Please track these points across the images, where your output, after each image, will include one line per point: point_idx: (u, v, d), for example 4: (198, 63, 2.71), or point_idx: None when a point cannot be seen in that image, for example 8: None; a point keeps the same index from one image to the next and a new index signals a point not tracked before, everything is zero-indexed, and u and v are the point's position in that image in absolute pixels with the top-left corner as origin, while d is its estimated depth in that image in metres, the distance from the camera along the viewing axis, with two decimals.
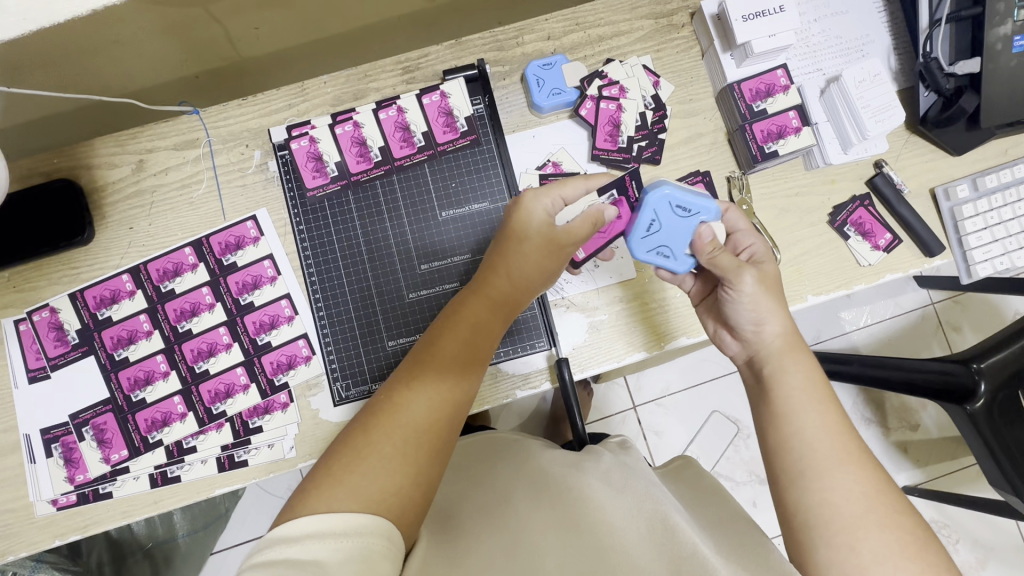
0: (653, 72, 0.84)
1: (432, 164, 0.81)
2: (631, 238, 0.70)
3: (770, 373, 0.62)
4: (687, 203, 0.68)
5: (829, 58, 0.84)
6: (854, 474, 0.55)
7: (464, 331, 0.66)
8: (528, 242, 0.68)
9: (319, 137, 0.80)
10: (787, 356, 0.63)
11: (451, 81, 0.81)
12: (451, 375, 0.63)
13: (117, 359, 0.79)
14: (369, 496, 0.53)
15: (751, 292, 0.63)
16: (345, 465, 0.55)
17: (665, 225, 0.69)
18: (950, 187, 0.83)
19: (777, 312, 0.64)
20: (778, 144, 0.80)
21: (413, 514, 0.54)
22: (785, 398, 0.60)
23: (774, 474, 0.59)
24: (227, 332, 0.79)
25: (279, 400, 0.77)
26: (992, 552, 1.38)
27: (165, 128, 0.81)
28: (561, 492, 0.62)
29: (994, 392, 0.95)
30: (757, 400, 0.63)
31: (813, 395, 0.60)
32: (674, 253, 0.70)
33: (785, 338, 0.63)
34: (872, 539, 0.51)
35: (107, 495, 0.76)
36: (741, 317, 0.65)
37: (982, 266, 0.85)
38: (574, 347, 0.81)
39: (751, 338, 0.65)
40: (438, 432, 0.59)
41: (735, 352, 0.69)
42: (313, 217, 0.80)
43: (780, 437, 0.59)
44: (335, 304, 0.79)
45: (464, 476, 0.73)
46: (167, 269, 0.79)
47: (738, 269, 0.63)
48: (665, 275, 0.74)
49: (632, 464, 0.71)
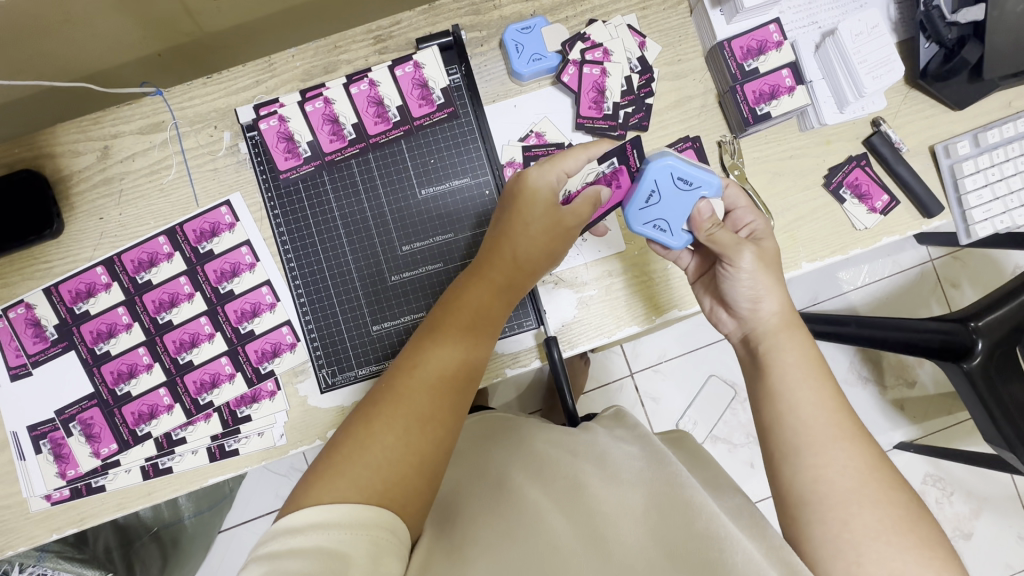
0: (639, 32, 0.79)
1: (409, 139, 0.77)
2: (630, 209, 0.69)
3: (765, 352, 0.63)
4: (690, 176, 0.67)
5: (825, 9, 0.79)
6: (847, 451, 0.56)
7: (467, 318, 0.67)
8: (526, 221, 0.67)
9: (289, 115, 0.76)
10: (781, 335, 0.63)
11: (424, 51, 0.76)
12: (454, 367, 0.64)
13: (99, 354, 0.77)
14: (368, 483, 0.55)
15: (748, 268, 0.63)
16: (349, 455, 0.58)
17: (664, 198, 0.68)
18: (950, 144, 0.80)
19: (772, 291, 0.63)
20: (770, 105, 0.76)
21: (412, 490, 0.57)
22: (780, 376, 0.61)
23: (769, 453, 0.60)
24: (209, 322, 0.77)
25: (266, 388, 0.77)
26: (987, 502, 1.40)
27: (129, 111, 0.78)
28: (558, 468, 0.64)
29: (993, 349, 0.94)
30: (753, 377, 0.64)
31: (804, 371, 0.61)
32: (671, 227, 0.69)
33: (780, 316, 0.64)
34: (864, 514, 0.53)
35: (101, 488, 0.76)
36: (737, 294, 0.65)
37: (981, 225, 0.81)
38: (564, 323, 0.79)
39: (747, 316, 0.65)
40: (437, 417, 0.61)
41: (729, 330, 0.69)
42: (288, 201, 0.76)
43: (775, 412, 0.60)
44: (316, 290, 0.76)
45: (473, 452, 0.74)
46: (142, 259, 0.77)
47: (737, 245, 0.63)
48: (659, 249, 0.72)
49: (640, 436, 0.71)
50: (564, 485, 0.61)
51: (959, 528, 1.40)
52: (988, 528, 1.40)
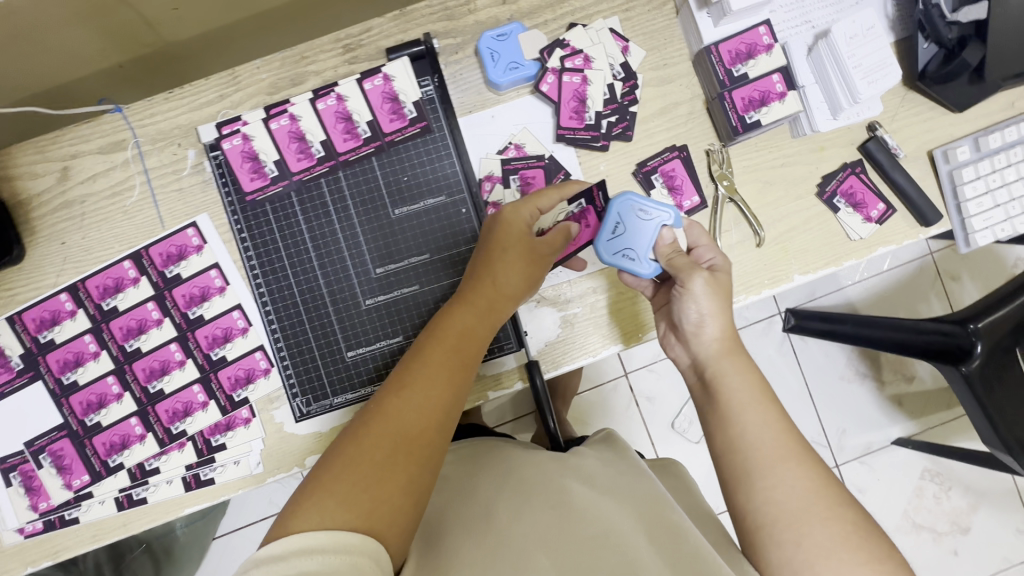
0: (622, 36, 0.75)
1: (381, 156, 0.73)
2: (598, 240, 0.68)
3: (712, 377, 0.61)
4: (651, 207, 0.67)
5: (818, 8, 0.75)
6: (794, 472, 0.54)
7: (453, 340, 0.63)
8: (509, 251, 0.66)
9: (254, 133, 0.72)
10: (724, 360, 0.61)
11: (395, 62, 0.72)
12: (445, 384, 0.60)
13: (66, 384, 0.75)
14: (355, 509, 0.50)
15: (697, 292, 0.62)
16: (334, 480, 0.52)
17: (629, 228, 0.67)
18: (949, 149, 0.76)
19: (718, 315, 0.62)
20: (760, 112, 0.73)
21: (402, 520, 0.52)
22: (728, 398, 0.59)
23: (724, 478, 0.58)
24: (179, 349, 0.75)
25: (240, 416, 0.74)
26: (984, 497, 1.39)
27: (88, 130, 0.74)
28: (546, 493, 0.60)
29: (991, 351, 0.91)
30: (704, 405, 0.62)
31: (752, 395, 0.59)
32: (638, 255, 0.67)
33: (722, 341, 0.62)
34: (816, 533, 0.51)
35: (74, 521, 0.74)
36: (684, 317, 0.63)
37: (981, 234, 0.77)
38: (547, 343, 0.76)
39: (692, 340, 0.63)
40: (426, 439, 0.57)
41: (678, 356, 0.67)
42: (255, 224, 0.73)
43: (726, 439, 0.58)
44: (288, 316, 0.73)
45: (452, 481, 0.70)
46: (107, 285, 0.74)
47: (689, 269, 0.63)
48: (629, 280, 0.70)
49: (632, 467, 0.68)
50: (551, 511, 0.57)
51: (956, 523, 1.38)
52: (985, 522, 1.39)
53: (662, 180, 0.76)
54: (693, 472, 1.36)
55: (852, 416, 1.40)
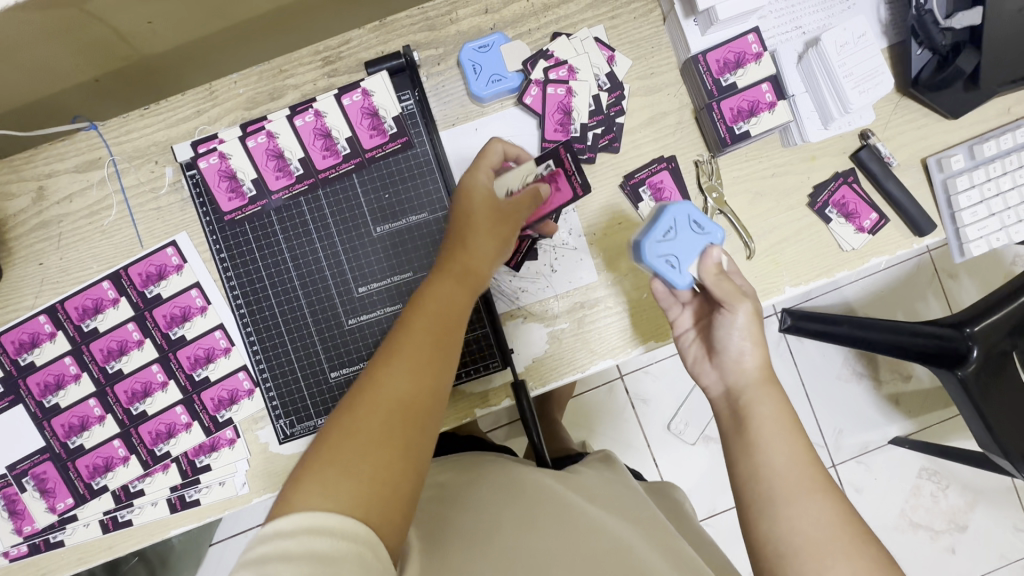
0: (607, 46, 0.74)
1: (361, 173, 0.72)
2: (647, 239, 0.65)
3: (746, 404, 0.59)
4: (703, 223, 0.65)
5: (809, 13, 0.73)
6: (819, 503, 0.51)
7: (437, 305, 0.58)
8: (475, 220, 0.63)
9: (230, 151, 0.71)
10: (762, 389, 0.59)
11: (374, 76, 0.71)
12: (433, 341, 0.56)
13: (48, 407, 0.74)
14: (354, 486, 0.46)
15: (743, 320, 0.61)
16: (325, 460, 0.47)
17: (680, 238, 0.64)
18: (943, 157, 0.74)
19: (760, 346, 0.61)
20: (749, 123, 0.71)
21: (406, 487, 0.48)
22: (757, 426, 0.57)
23: (743, 504, 0.55)
24: (161, 370, 0.74)
25: (224, 437, 0.73)
26: (982, 495, 1.38)
27: (63, 148, 0.73)
28: (562, 511, 0.57)
29: (987, 355, 0.90)
30: (728, 429, 0.60)
31: (780, 423, 0.56)
32: (680, 265, 0.64)
33: (763, 371, 0.61)
34: (838, 568, 0.47)
35: (60, 544, 0.74)
36: (728, 342, 0.62)
37: (975, 244, 0.76)
38: (535, 359, 0.75)
39: (730, 367, 0.62)
40: (420, 403, 0.52)
41: (710, 383, 0.65)
42: (234, 244, 0.72)
43: (752, 465, 0.55)
44: (270, 336, 0.72)
45: (446, 487, 0.65)
46: (86, 306, 0.73)
47: (740, 294, 0.61)
48: (660, 289, 0.68)
49: (633, 490, 0.68)
50: (561, 525, 0.54)
51: (954, 521, 1.38)
52: (983, 520, 1.38)
53: (649, 193, 0.74)
54: (689, 474, 1.35)
55: (848, 416, 1.40)
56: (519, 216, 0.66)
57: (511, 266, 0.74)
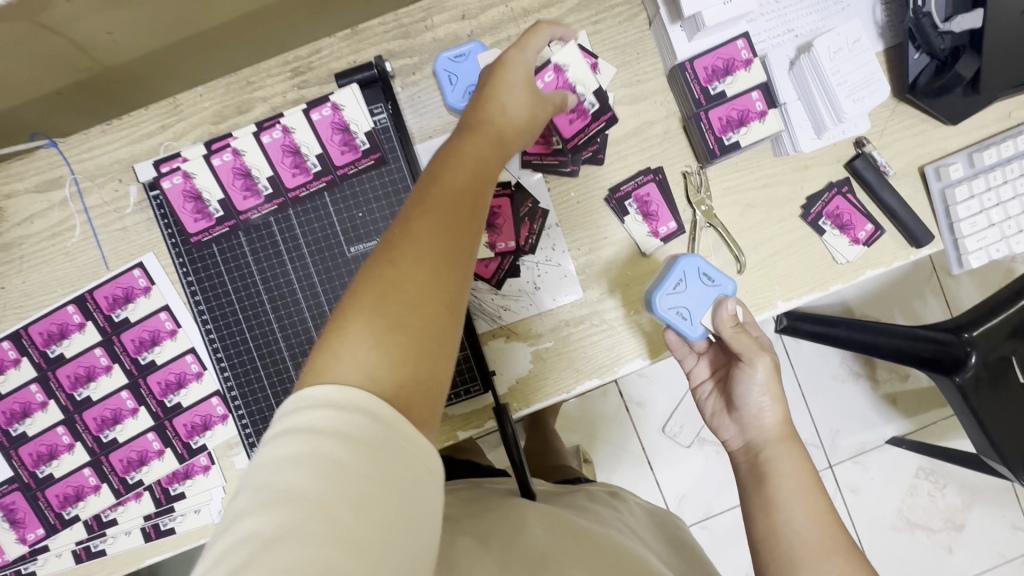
0: (591, 53, 0.70)
1: (333, 191, 0.69)
2: (657, 292, 0.64)
3: (765, 459, 0.60)
4: (713, 275, 0.65)
5: (801, 15, 0.70)
6: (838, 565, 0.53)
7: (471, 163, 0.51)
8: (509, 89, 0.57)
9: (194, 171, 0.68)
10: (781, 445, 0.61)
11: (343, 90, 0.67)
12: (469, 200, 0.48)
13: (15, 435, 0.71)
14: (394, 349, 0.39)
15: (763, 375, 0.61)
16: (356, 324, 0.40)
17: (691, 290, 0.64)
18: (942, 166, 0.71)
19: (778, 402, 0.62)
20: (739, 133, 0.68)
21: (443, 357, 0.41)
22: (777, 485, 0.58)
23: (761, 559, 0.56)
24: (131, 397, 0.71)
25: (199, 463, 0.71)
26: (979, 494, 1.37)
27: (22, 166, 0.70)
28: (589, 544, 0.54)
29: (986, 359, 0.88)
30: (746, 484, 0.61)
31: (801, 482, 0.58)
32: (692, 317, 0.64)
33: (782, 427, 0.62)
34: None
35: (31, 575, 0.71)
36: (748, 399, 0.62)
37: (975, 255, 0.73)
38: (519, 378, 0.72)
39: (751, 423, 0.63)
40: (459, 264, 0.44)
41: (730, 438, 0.66)
42: (202, 267, 0.69)
43: (770, 522, 0.57)
44: (242, 362, 0.69)
45: (450, 519, 0.58)
46: (51, 331, 0.70)
47: (759, 349, 0.61)
48: (673, 340, 0.68)
49: (642, 538, 0.63)
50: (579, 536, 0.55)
51: (951, 520, 1.37)
52: (981, 519, 1.37)
53: (636, 206, 0.71)
54: (685, 479, 1.32)
55: (845, 416, 1.38)
56: (554, 103, 0.61)
57: (491, 283, 0.72)
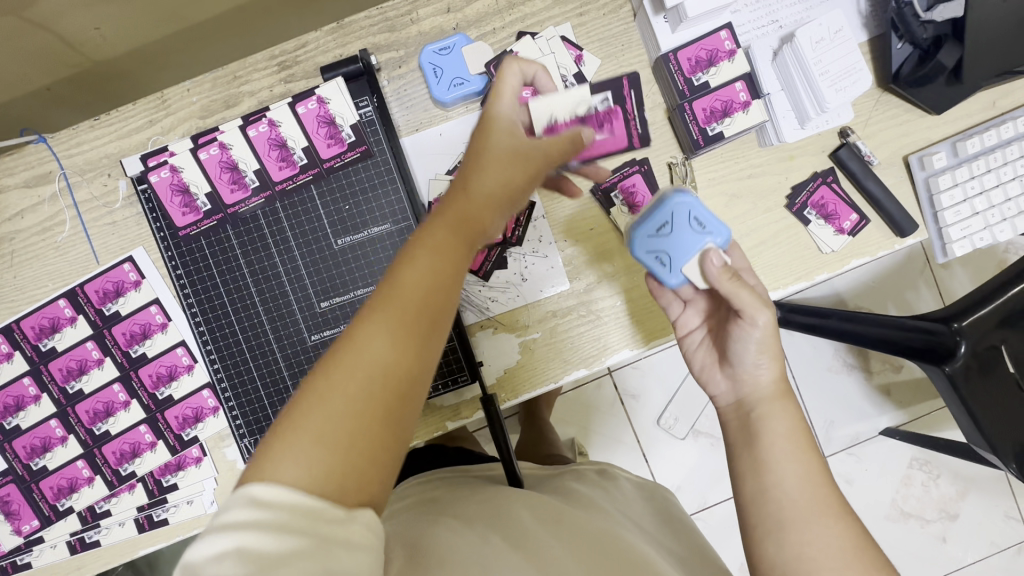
0: (575, 45, 0.71)
1: (320, 184, 0.69)
2: (638, 233, 0.64)
3: (757, 418, 0.57)
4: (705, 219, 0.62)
5: (785, 6, 0.70)
6: (830, 528, 0.50)
7: (432, 255, 0.48)
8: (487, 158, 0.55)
9: (181, 165, 0.68)
10: (775, 404, 0.57)
11: (329, 84, 0.68)
12: (426, 300, 0.46)
13: (9, 428, 0.72)
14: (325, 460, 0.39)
15: (763, 330, 0.57)
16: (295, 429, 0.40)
17: (676, 233, 0.62)
18: (925, 155, 0.71)
19: (775, 357, 0.58)
20: (723, 124, 0.69)
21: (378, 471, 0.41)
22: (768, 445, 0.55)
23: (750, 526, 0.54)
24: (123, 389, 0.72)
25: (191, 454, 0.72)
26: (972, 483, 1.37)
27: (12, 162, 0.70)
28: (575, 527, 0.53)
29: (975, 349, 0.88)
30: (737, 444, 0.58)
31: (793, 444, 0.55)
32: (671, 263, 0.63)
33: (777, 384, 0.58)
34: None
35: (27, 566, 0.72)
36: (743, 355, 0.58)
37: (959, 244, 0.74)
38: (507, 368, 0.72)
39: (744, 380, 0.59)
40: (406, 373, 0.43)
41: (719, 393, 0.63)
42: (190, 260, 0.70)
43: (759, 485, 0.54)
44: (231, 355, 0.70)
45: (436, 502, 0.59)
46: (43, 325, 0.71)
47: (759, 304, 0.56)
48: (654, 284, 0.67)
49: (631, 521, 0.63)
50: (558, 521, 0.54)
51: (944, 510, 1.37)
52: (974, 509, 1.37)
53: (621, 197, 0.72)
54: (680, 470, 1.32)
55: (838, 407, 1.38)
56: (542, 156, 0.57)
57: (479, 275, 0.72)
